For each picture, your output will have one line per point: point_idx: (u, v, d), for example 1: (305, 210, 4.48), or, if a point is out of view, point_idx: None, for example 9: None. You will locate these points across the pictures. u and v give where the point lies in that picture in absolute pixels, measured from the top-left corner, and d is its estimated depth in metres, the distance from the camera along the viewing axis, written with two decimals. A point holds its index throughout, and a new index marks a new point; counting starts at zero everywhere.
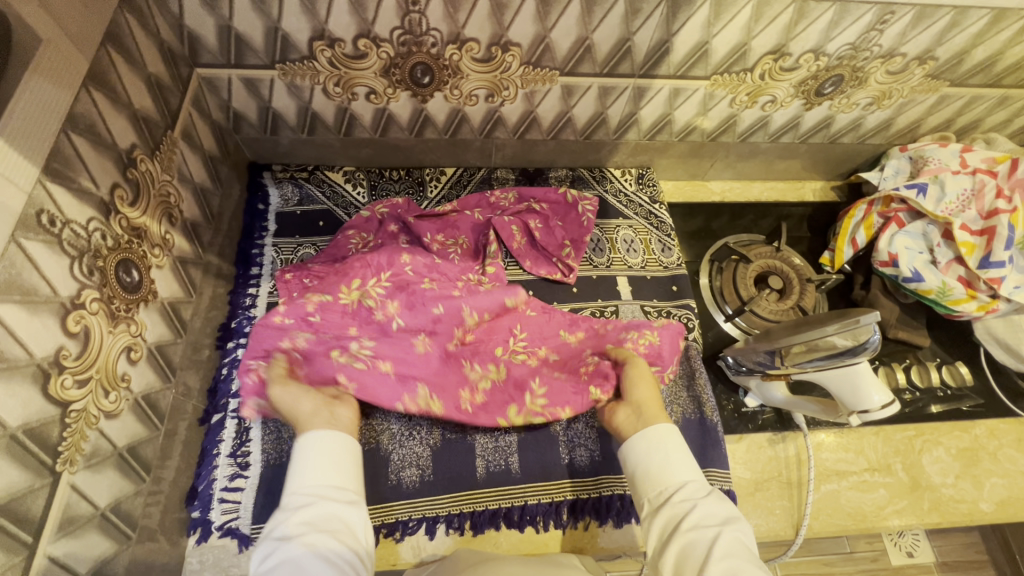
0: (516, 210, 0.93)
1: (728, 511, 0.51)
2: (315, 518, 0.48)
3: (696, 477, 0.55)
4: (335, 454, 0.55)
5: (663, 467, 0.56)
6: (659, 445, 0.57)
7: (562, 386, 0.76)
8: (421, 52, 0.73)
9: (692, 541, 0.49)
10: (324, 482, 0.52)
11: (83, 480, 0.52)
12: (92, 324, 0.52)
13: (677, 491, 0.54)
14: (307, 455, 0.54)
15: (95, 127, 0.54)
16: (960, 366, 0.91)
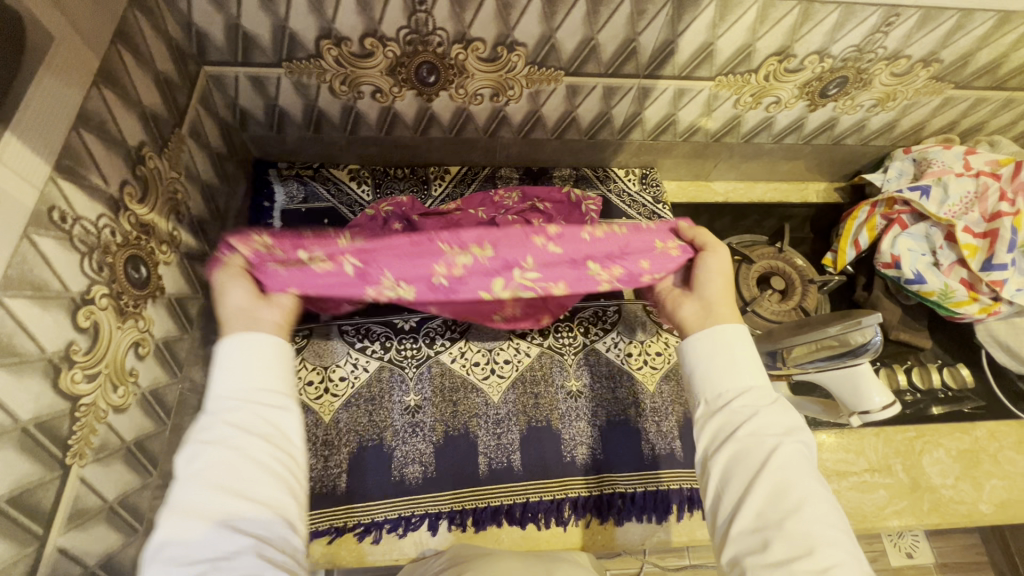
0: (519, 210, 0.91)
1: (793, 422, 0.46)
2: (251, 421, 0.43)
3: (760, 386, 0.48)
4: (273, 354, 0.48)
5: (724, 370, 0.49)
6: (723, 345, 0.50)
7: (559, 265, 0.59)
8: (427, 52, 0.73)
9: (743, 454, 0.44)
10: (258, 386, 0.46)
11: (93, 473, 0.52)
12: (101, 319, 0.53)
13: (734, 399, 0.48)
14: (240, 355, 0.47)
15: (105, 124, 0.54)
16: (962, 367, 0.92)
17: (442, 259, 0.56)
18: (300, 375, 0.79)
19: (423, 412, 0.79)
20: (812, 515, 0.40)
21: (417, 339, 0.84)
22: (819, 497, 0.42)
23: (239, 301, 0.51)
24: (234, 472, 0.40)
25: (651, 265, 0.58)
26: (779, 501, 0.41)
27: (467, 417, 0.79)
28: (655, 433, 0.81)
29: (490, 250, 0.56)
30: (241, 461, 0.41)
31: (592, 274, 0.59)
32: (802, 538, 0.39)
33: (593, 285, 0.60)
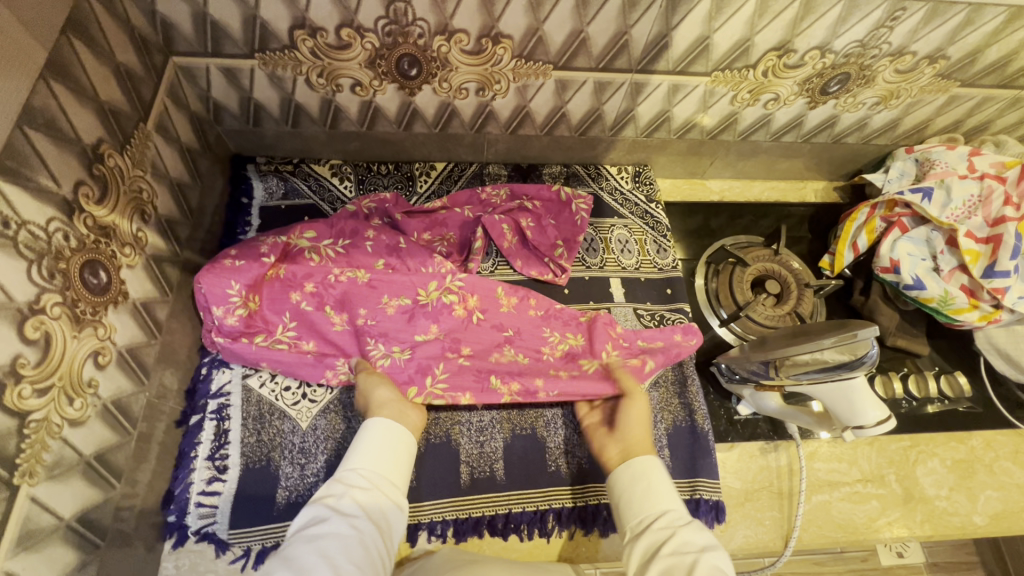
0: (510, 211, 0.89)
1: (708, 540, 0.54)
2: (365, 504, 0.56)
3: (675, 507, 0.59)
4: (393, 447, 0.62)
5: (644, 496, 0.60)
6: (650, 472, 0.62)
7: (465, 376, 0.74)
8: (408, 43, 0.69)
9: (674, 562, 0.52)
10: (378, 470, 0.60)
11: (45, 491, 0.50)
12: (53, 329, 0.50)
13: (660, 517, 0.58)
14: (368, 440, 0.62)
15: (55, 122, 0.51)
16: (959, 375, 0.89)
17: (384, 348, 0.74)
18: (276, 380, 0.74)
19: None
20: None
21: None
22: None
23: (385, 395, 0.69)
24: (343, 549, 0.50)
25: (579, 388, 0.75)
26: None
27: (450, 424, 0.77)
28: None
29: (407, 353, 0.74)
30: (353, 544, 0.51)
31: (494, 390, 0.74)
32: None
33: (497, 398, 0.74)
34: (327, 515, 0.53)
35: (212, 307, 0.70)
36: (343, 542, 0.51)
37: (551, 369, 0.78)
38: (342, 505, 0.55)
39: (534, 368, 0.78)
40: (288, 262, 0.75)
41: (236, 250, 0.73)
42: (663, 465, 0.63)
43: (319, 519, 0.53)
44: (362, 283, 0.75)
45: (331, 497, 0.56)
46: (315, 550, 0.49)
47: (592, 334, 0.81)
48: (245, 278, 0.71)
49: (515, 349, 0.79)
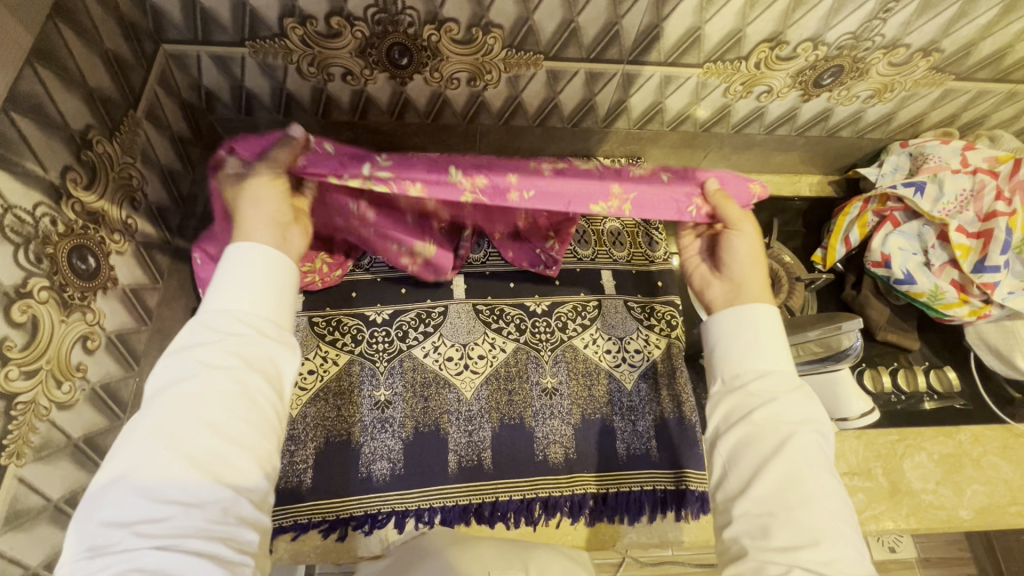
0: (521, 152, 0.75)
1: (810, 411, 0.50)
2: (244, 351, 0.43)
3: (780, 370, 0.52)
4: (274, 277, 0.48)
5: (751, 350, 0.54)
6: (760, 330, 0.54)
7: (414, 163, 0.56)
8: (398, 32, 0.69)
9: (762, 429, 0.49)
10: (250, 308, 0.46)
11: (33, 472, 0.51)
12: (41, 313, 0.51)
13: (758, 378, 0.52)
14: (235, 276, 0.46)
15: (42, 107, 0.51)
16: (949, 370, 0.90)
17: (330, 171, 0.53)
18: None
19: (393, 408, 0.77)
20: (822, 507, 0.45)
21: (389, 331, 0.81)
22: (832, 494, 0.46)
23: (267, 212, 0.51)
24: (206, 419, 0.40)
25: (640, 209, 0.58)
26: (789, 485, 0.46)
27: (438, 413, 0.77)
28: (631, 433, 0.80)
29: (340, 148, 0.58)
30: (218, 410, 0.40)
31: (449, 177, 0.56)
32: (806, 525, 0.44)
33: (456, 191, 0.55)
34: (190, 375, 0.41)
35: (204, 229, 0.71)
36: (218, 403, 0.41)
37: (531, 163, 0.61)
38: (213, 358, 0.42)
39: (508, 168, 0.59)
40: None
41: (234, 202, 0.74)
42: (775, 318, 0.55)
43: (186, 377, 0.41)
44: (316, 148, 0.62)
45: (199, 349, 0.43)
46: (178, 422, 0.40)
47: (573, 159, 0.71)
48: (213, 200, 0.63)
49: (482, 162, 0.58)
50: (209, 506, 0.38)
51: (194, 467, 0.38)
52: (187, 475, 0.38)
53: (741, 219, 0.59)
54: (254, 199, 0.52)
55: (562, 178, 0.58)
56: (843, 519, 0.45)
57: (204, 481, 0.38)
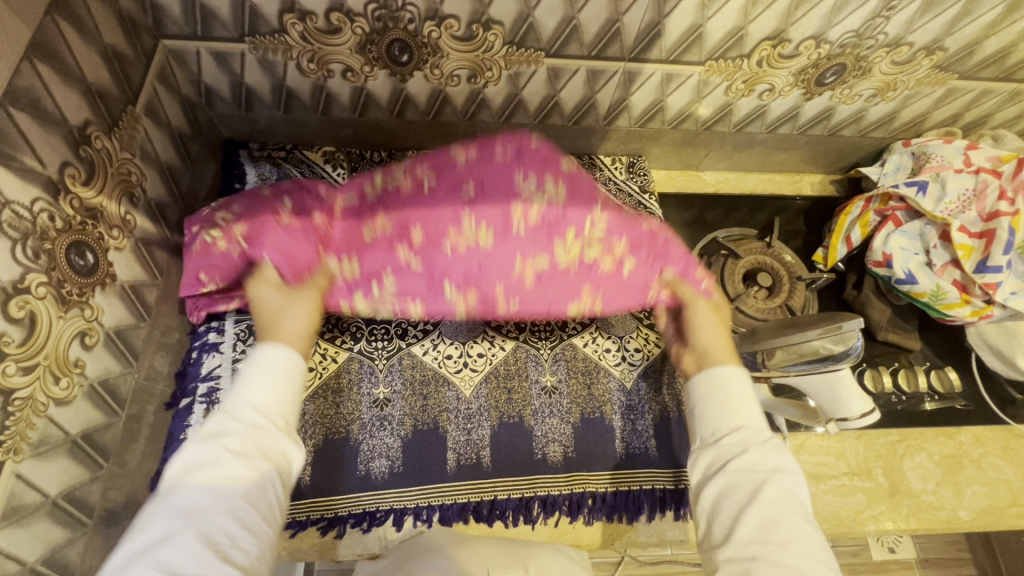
0: (526, 155, 0.64)
1: (783, 461, 0.50)
2: (266, 442, 0.46)
3: (753, 423, 0.53)
4: (292, 375, 0.52)
5: (723, 406, 0.55)
6: (730, 385, 0.55)
7: (414, 282, 0.62)
8: (398, 28, 0.69)
9: (739, 479, 0.49)
10: (274, 397, 0.49)
11: (31, 468, 0.51)
12: (38, 309, 0.51)
13: (733, 431, 0.53)
14: (261, 366, 0.50)
15: (40, 102, 0.51)
16: (950, 371, 0.90)
17: (345, 298, 0.64)
18: None
19: (392, 406, 0.77)
20: (799, 549, 0.44)
21: (388, 329, 0.81)
22: (809, 535, 0.45)
23: (298, 326, 0.57)
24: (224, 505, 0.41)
25: (609, 302, 0.67)
26: (768, 534, 0.45)
27: (437, 411, 0.77)
28: (629, 432, 0.79)
29: (356, 267, 0.62)
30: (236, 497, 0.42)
31: (445, 297, 0.64)
32: (788, 571, 0.42)
33: (451, 304, 0.65)
34: (214, 461, 0.43)
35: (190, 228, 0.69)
36: (237, 491, 0.42)
37: (519, 256, 0.61)
38: (235, 444, 0.44)
39: (499, 254, 0.60)
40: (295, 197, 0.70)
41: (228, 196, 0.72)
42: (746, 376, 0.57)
43: (210, 462, 0.43)
44: (324, 247, 0.62)
45: (223, 435, 0.45)
46: (197, 508, 0.40)
47: (574, 191, 0.62)
48: (214, 261, 0.65)
49: (472, 220, 0.59)
50: None
51: (207, 550, 0.38)
52: (200, 555, 0.38)
53: (695, 298, 0.64)
54: (292, 315, 0.57)
55: (541, 287, 0.63)
56: (825, 568, 0.43)
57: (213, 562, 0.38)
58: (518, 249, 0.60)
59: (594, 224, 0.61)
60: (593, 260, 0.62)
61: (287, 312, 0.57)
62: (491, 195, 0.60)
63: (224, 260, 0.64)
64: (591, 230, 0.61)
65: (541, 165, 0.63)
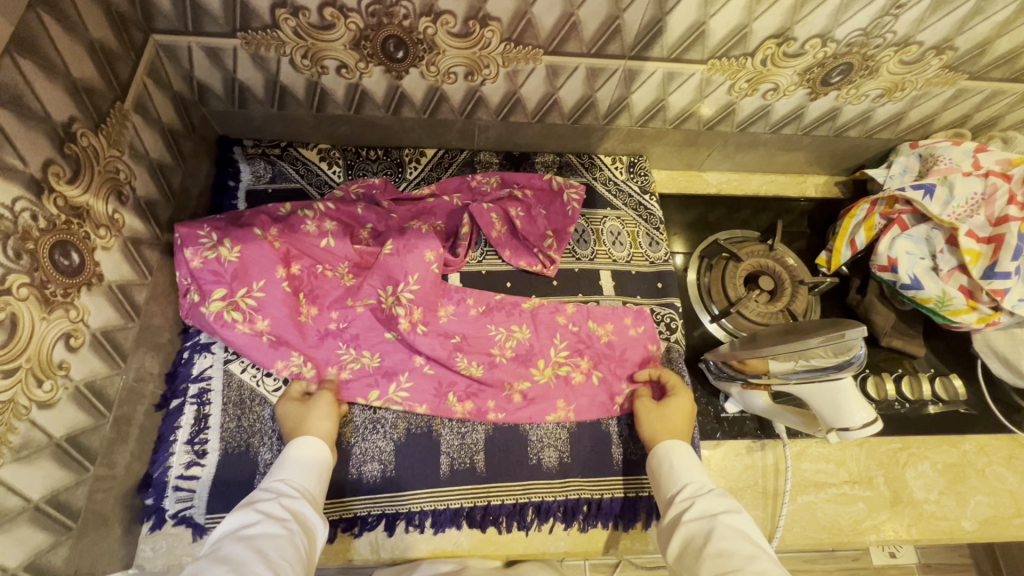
0: (508, 249, 0.86)
1: (728, 504, 0.55)
2: (296, 511, 0.54)
3: (700, 483, 0.60)
4: (319, 470, 0.62)
5: (673, 477, 0.63)
6: (675, 451, 0.65)
7: (426, 388, 0.76)
8: (393, 25, 0.67)
9: (692, 527, 0.54)
10: (302, 484, 0.59)
11: (12, 472, 0.50)
12: (19, 310, 0.50)
13: (684, 491, 0.60)
14: (295, 458, 0.62)
15: (22, 99, 0.50)
16: (955, 378, 0.86)
17: (365, 397, 0.74)
18: (257, 364, 0.74)
19: (385, 408, 0.75)
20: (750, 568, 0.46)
21: None
22: (759, 559, 0.47)
23: (323, 425, 0.67)
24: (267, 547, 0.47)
25: (580, 413, 0.78)
26: (724, 562, 0.47)
27: (432, 414, 0.76)
28: (626, 438, 0.78)
29: (376, 361, 0.76)
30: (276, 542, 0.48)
31: (449, 408, 0.76)
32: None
33: (451, 415, 0.76)
34: (258, 517, 0.51)
35: (185, 258, 0.71)
36: (276, 541, 0.48)
37: (507, 379, 0.78)
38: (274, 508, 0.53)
39: (491, 379, 0.78)
40: (287, 231, 0.76)
41: (230, 237, 0.72)
42: (689, 446, 0.67)
43: (251, 521, 0.50)
44: (343, 342, 0.76)
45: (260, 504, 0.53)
46: (235, 551, 0.46)
47: (539, 327, 0.82)
48: (230, 341, 0.71)
49: (465, 357, 0.78)
50: None
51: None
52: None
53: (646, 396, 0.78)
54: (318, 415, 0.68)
55: (527, 405, 0.77)
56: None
57: None
58: (504, 376, 0.78)
59: (559, 349, 0.81)
60: (564, 375, 0.80)
61: (311, 417, 0.67)
62: (478, 345, 0.79)
63: (243, 344, 0.71)
64: (557, 355, 0.81)
65: (509, 311, 0.82)
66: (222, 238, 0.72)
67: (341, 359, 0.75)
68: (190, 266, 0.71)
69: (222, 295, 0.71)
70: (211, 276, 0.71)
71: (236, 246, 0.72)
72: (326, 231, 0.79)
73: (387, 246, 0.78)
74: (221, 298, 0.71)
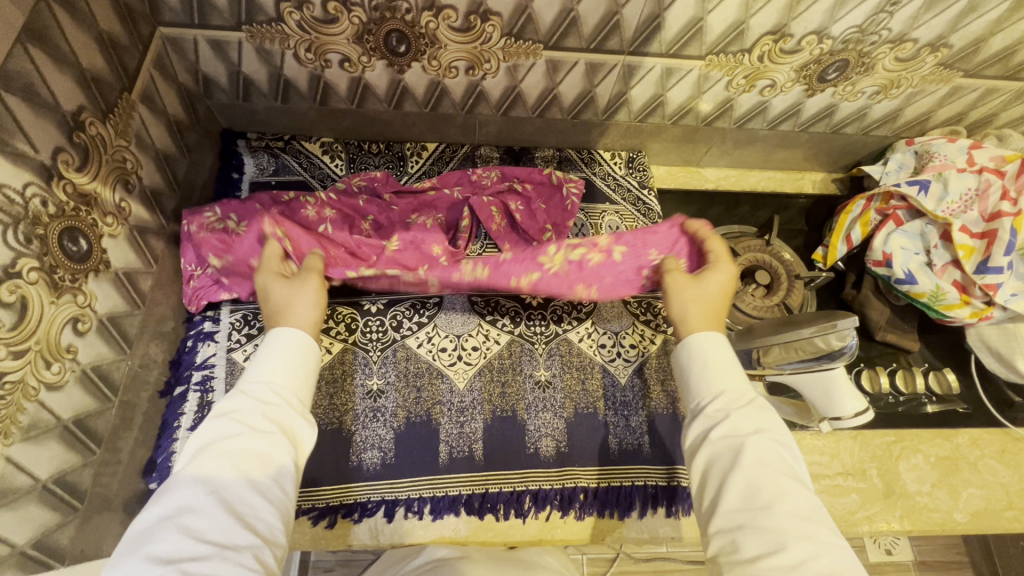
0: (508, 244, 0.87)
1: (765, 424, 0.49)
2: (284, 414, 0.49)
3: (735, 388, 0.52)
4: (304, 359, 0.54)
5: (700, 375, 0.54)
6: (709, 349, 0.55)
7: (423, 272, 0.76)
8: (395, 19, 0.68)
9: (721, 449, 0.48)
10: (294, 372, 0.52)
11: (21, 452, 0.51)
12: (29, 294, 0.51)
13: (712, 398, 0.52)
14: (282, 344, 0.53)
15: (33, 86, 0.51)
16: (948, 373, 0.89)
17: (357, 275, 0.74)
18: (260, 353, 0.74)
19: (384, 398, 0.77)
20: (785, 512, 0.43)
21: (383, 321, 0.82)
22: (794, 498, 0.44)
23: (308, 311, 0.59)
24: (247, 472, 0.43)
25: (604, 292, 0.76)
26: (753, 500, 0.45)
27: (431, 404, 0.77)
28: (624, 428, 0.79)
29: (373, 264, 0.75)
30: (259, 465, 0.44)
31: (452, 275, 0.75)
32: (774, 534, 0.42)
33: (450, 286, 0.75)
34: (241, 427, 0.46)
35: (190, 233, 0.74)
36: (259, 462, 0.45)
37: (514, 278, 0.74)
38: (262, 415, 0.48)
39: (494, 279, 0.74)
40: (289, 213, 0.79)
41: (235, 212, 0.76)
42: (723, 338, 0.56)
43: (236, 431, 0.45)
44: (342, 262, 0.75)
45: (237, 412, 0.47)
46: (219, 481, 0.42)
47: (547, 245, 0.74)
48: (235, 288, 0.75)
49: (464, 277, 0.74)
50: (243, 555, 0.39)
51: (233, 517, 0.41)
52: (225, 520, 0.40)
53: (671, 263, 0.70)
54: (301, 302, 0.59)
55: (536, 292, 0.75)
56: (819, 525, 0.43)
57: (239, 530, 0.40)
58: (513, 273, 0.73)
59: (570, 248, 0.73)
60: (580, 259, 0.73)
61: (295, 303, 0.59)
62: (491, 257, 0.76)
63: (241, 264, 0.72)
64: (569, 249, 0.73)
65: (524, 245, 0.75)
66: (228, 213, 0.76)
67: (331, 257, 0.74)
68: (194, 238, 0.74)
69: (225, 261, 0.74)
70: (217, 243, 0.74)
71: (241, 221, 0.76)
72: (325, 218, 0.80)
73: (392, 243, 0.79)
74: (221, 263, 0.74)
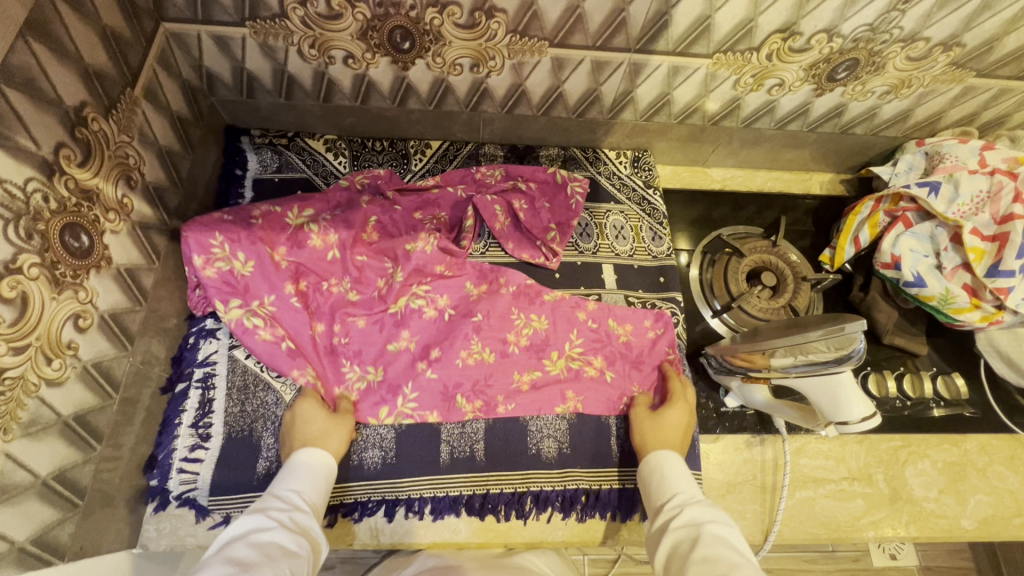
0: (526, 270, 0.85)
1: (715, 513, 0.52)
2: (304, 522, 0.53)
3: (690, 492, 0.58)
4: (318, 484, 0.61)
5: (661, 488, 0.60)
6: (667, 463, 0.63)
7: (433, 395, 0.75)
8: (400, 15, 0.68)
9: (678, 535, 0.51)
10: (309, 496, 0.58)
11: (22, 447, 0.51)
12: (30, 290, 0.51)
13: (671, 499, 0.57)
14: (307, 469, 0.62)
15: (35, 82, 0.51)
16: (958, 378, 0.87)
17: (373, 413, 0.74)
18: None
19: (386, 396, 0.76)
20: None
21: None
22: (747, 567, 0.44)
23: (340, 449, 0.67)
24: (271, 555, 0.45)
25: (588, 406, 0.78)
26: (711, 568, 0.45)
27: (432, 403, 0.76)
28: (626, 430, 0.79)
29: (381, 374, 0.76)
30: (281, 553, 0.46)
31: (458, 409, 0.76)
32: None
33: (462, 416, 0.75)
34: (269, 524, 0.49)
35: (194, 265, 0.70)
36: (281, 551, 0.47)
37: (517, 371, 0.79)
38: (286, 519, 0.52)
39: (501, 365, 0.78)
40: (289, 244, 0.75)
41: (242, 250, 0.72)
42: (677, 457, 0.64)
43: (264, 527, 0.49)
44: (348, 360, 0.76)
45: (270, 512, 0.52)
46: (245, 557, 0.44)
47: (557, 320, 0.82)
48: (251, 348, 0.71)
49: (479, 399, 0.76)
50: None
51: None
52: None
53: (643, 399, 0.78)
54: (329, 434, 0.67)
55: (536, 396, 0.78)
56: None
57: None
58: (518, 366, 0.79)
59: (574, 344, 0.81)
60: (576, 368, 0.80)
61: (330, 435, 0.67)
62: (497, 382, 0.77)
63: (262, 350, 0.71)
64: (571, 349, 0.81)
65: (532, 298, 0.83)
66: (235, 249, 0.71)
67: (346, 380, 0.75)
68: (200, 275, 0.70)
69: (238, 305, 0.72)
70: (224, 287, 0.71)
71: (246, 259, 0.72)
72: (331, 244, 0.77)
73: (398, 275, 0.79)
74: (239, 307, 0.72)
